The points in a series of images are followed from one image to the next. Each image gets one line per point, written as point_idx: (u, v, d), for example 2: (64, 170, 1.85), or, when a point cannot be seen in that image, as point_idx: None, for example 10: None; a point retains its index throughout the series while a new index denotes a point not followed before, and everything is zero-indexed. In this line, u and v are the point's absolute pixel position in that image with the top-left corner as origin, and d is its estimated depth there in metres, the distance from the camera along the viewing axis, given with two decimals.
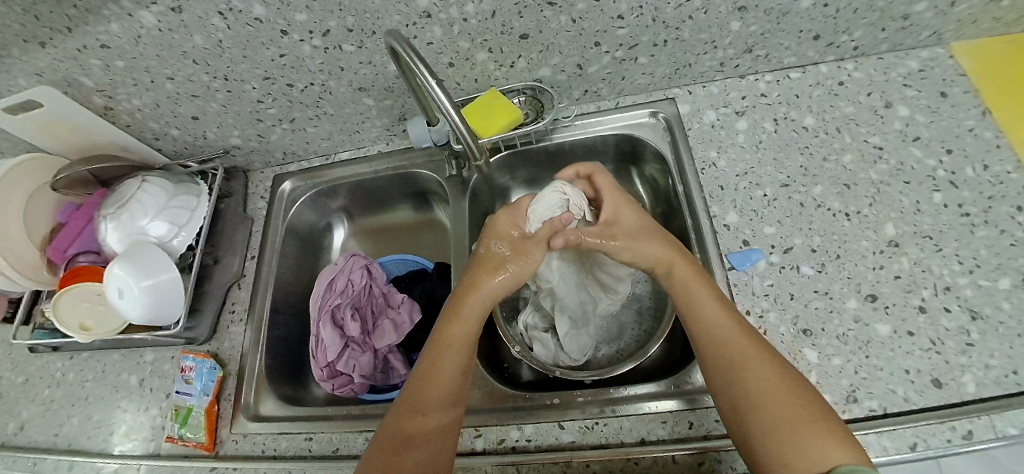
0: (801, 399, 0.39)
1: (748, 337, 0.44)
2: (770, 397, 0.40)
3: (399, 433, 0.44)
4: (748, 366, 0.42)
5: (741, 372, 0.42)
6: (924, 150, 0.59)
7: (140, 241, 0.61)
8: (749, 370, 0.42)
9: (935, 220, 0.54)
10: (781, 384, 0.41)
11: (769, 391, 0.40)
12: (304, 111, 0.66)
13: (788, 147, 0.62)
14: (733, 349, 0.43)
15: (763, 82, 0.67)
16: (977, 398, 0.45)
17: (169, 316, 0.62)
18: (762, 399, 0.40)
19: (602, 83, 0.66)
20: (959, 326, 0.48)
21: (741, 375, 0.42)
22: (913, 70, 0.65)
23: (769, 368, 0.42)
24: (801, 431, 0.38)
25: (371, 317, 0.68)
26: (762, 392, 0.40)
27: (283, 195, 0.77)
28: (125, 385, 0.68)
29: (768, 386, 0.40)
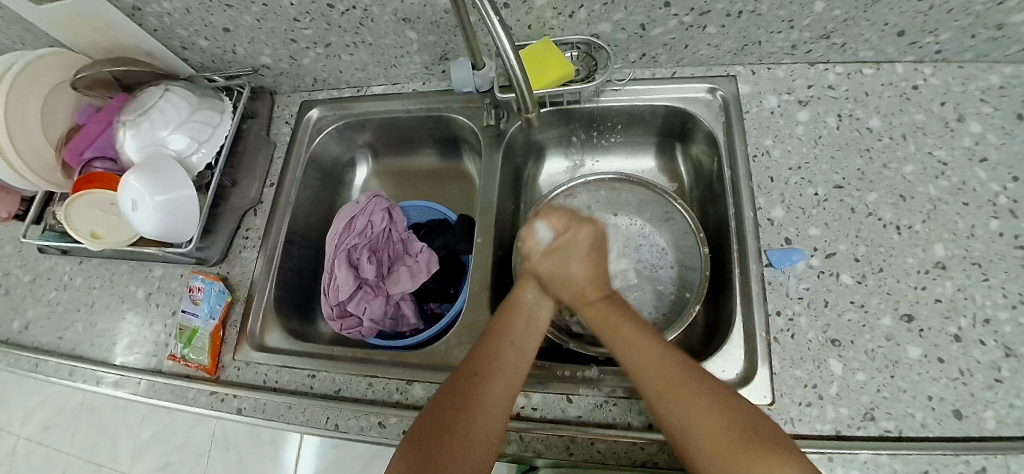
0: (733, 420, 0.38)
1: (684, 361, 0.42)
2: (713, 435, 0.37)
3: (444, 405, 0.42)
4: (678, 400, 0.39)
5: (675, 398, 0.40)
6: (989, 173, 0.54)
7: (159, 153, 0.59)
8: (679, 401, 0.39)
9: (986, 248, 0.51)
10: (710, 411, 0.38)
11: (699, 421, 0.38)
12: (341, 37, 0.62)
13: (847, 147, 0.58)
14: (663, 376, 0.41)
15: (833, 73, 0.62)
16: (994, 436, 0.43)
17: (183, 234, 0.60)
18: (693, 432, 0.38)
19: (662, 49, 0.61)
20: (990, 361, 0.46)
21: (671, 407, 0.39)
22: (993, 85, 0.58)
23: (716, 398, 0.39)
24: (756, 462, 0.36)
25: (388, 262, 0.67)
26: (696, 429, 0.38)
27: (309, 123, 0.74)
28: (132, 297, 0.68)
29: (711, 412, 0.38)
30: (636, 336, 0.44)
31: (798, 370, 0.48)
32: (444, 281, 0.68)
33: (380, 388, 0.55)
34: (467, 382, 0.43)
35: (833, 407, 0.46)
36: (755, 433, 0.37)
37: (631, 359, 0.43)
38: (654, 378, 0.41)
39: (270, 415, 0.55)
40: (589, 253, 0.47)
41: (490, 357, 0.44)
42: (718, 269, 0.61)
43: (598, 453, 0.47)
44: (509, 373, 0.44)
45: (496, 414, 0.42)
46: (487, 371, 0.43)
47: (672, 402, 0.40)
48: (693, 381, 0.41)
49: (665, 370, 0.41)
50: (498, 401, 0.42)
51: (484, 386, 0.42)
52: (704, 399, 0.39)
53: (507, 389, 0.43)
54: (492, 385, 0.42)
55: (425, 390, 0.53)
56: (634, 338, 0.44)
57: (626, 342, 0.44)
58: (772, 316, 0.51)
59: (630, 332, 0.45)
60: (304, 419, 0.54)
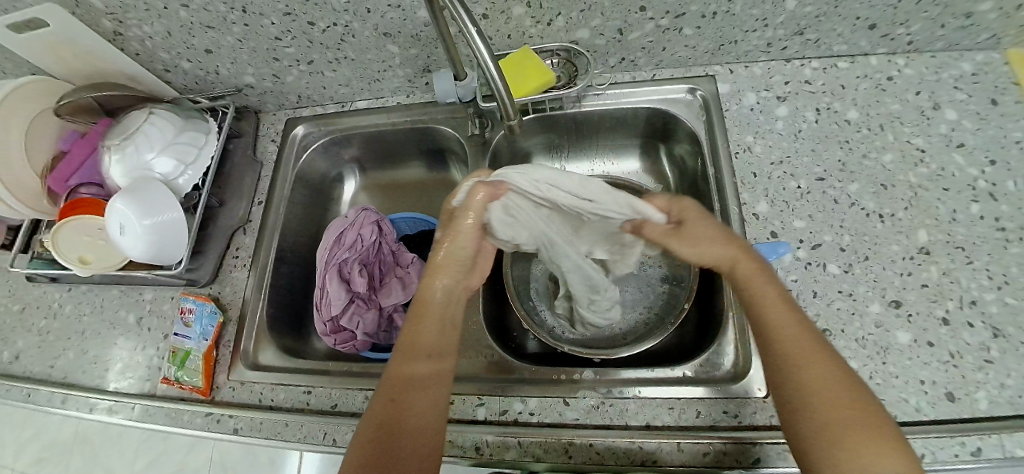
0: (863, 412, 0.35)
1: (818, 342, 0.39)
2: (830, 408, 0.35)
3: (376, 423, 0.40)
4: (818, 371, 0.37)
5: (812, 370, 0.37)
6: (966, 158, 0.55)
7: (145, 177, 0.59)
8: (816, 370, 0.37)
9: (969, 231, 0.52)
10: (840, 388, 0.36)
11: (822, 391, 0.36)
12: (324, 53, 0.63)
13: (826, 139, 0.59)
14: (801, 351, 0.38)
15: (809, 68, 0.63)
16: (988, 416, 0.44)
17: (172, 257, 0.60)
18: (821, 405, 0.36)
19: (640, 52, 0.62)
20: (979, 342, 0.47)
21: (796, 373, 0.38)
22: (965, 73, 0.60)
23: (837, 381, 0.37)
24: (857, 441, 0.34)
25: (379, 275, 0.67)
26: (825, 398, 0.36)
27: (295, 141, 0.74)
28: (123, 322, 0.67)
29: (844, 388, 0.36)
30: (780, 304, 0.41)
31: None
32: None
33: None
34: (389, 409, 0.41)
35: None
36: (870, 415, 0.35)
37: (771, 327, 0.41)
38: (797, 350, 0.39)
39: (267, 434, 0.55)
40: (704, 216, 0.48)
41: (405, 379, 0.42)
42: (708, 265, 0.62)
43: (597, 454, 0.47)
44: (428, 382, 0.43)
45: (430, 426, 0.41)
46: (404, 387, 0.42)
47: (801, 374, 0.37)
48: (834, 360, 0.38)
49: (813, 353, 0.38)
50: (424, 414, 0.41)
51: (406, 404, 0.41)
52: (834, 371, 0.37)
53: (435, 397, 0.42)
54: (413, 399, 0.41)
55: None
56: (778, 303, 0.41)
57: (775, 314, 0.41)
58: None
59: (774, 296, 0.42)
60: (301, 437, 0.54)
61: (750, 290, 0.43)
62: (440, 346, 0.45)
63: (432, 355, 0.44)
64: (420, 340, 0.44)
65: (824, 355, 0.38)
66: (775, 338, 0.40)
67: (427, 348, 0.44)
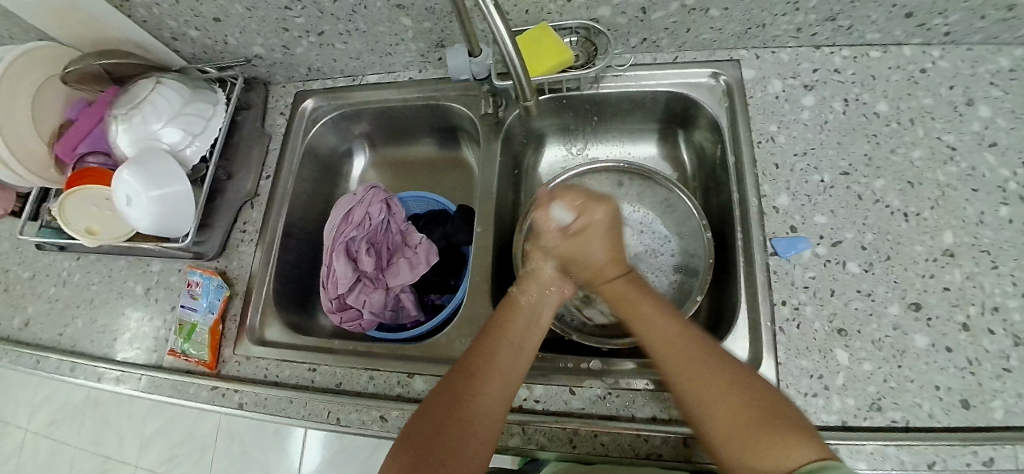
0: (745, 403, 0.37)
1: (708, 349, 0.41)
2: (726, 407, 0.37)
3: (440, 401, 0.42)
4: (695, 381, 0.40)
5: (689, 375, 0.40)
6: (999, 158, 0.53)
7: (151, 147, 0.58)
8: (690, 368, 0.40)
9: (996, 234, 0.50)
10: (723, 392, 0.38)
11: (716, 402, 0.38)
12: (334, 24, 0.61)
13: (853, 132, 0.57)
14: (681, 354, 0.41)
15: (839, 56, 0.61)
16: (1003, 425, 0.43)
17: (177, 229, 0.60)
18: (710, 407, 0.38)
19: (663, 33, 0.60)
20: (1000, 350, 0.45)
21: (687, 384, 0.40)
22: (1004, 68, 0.57)
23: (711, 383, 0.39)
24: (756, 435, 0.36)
25: (387, 254, 0.66)
26: (709, 402, 0.38)
27: (305, 113, 0.73)
28: (131, 293, 0.67)
29: (721, 390, 0.38)
30: (653, 310, 0.45)
31: (803, 360, 0.48)
32: (445, 272, 0.67)
33: (381, 382, 0.54)
34: (450, 393, 0.42)
35: (839, 397, 0.46)
36: (771, 406, 0.37)
37: (649, 335, 0.44)
38: (681, 359, 0.41)
39: (271, 410, 0.55)
40: (605, 235, 0.47)
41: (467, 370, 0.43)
42: (722, 257, 0.61)
43: (601, 445, 0.46)
44: (501, 375, 0.43)
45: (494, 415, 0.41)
46: (480, 369, 0.43)
47: (688, 380, 0.40)
48: (712, 357, 0.41)
49: (680, 343, 0.42)
50: (491, 406, 0.41)
51: (476, 390, 0.41)
52: (723, 379, 0.39)
53: (500, 388, 0.43)
54: (484, 386, 0.42)
55: (426, 383, 0.53)
56: (651, 313, 0.45)
57: (651, 331, 0.44)
58: (777, 306, 0.50)
59: (648, 308, 0.45)
60: (305, 414, 0.54)
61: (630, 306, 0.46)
62: (524, 337, 0.47)
63: (513, 346, 0.45)
64: (497, 334, 0.45)
65: (704, 360, 0.40)
66: (655, 346, 0.43)
67: (510, 339, 0.46)
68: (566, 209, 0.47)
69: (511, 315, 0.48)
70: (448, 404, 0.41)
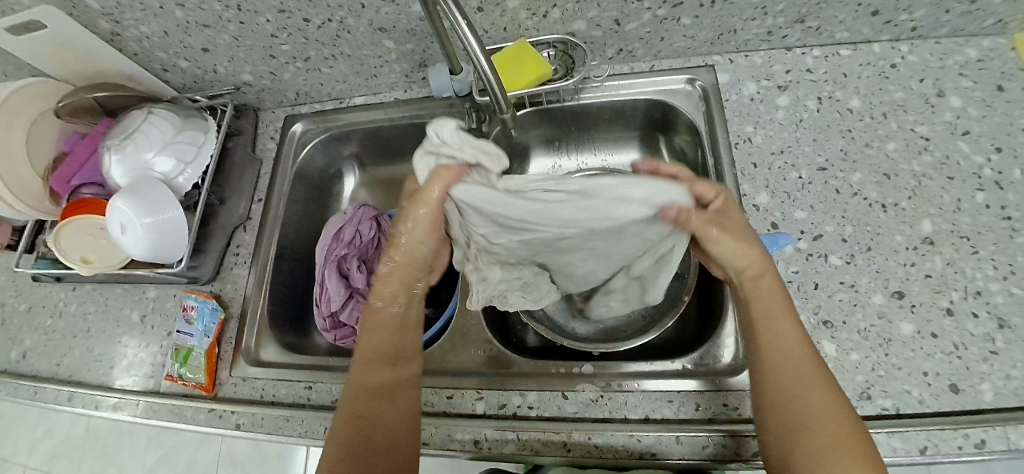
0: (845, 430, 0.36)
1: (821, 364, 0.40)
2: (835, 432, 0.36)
3: (351, 430, 0.42)
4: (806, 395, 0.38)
5: (801, 397, 0.38)
6: (972, 146, 0.54)
7: (145, 176, 0.59)
8: (816, 395, 0.38)
9: (974, 220, 0.51)
10: (836, 411, 0.37)
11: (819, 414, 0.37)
12: (319, 50, 0.63)
13: (828, 128, 0.58)
14: (794, 373, 0.39)
15: (810, 56, 0.62)
16: (993, 408, 0.43)
17: (172, 255, 0.60)
18: (824, 433, 0.36)
19: (638, 43, 0.62)
20: (985, 333, 0.46)
21: (804, 400, 0.38)
22: (971, 59, 0.58)
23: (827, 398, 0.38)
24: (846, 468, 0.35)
25: (378, 270, 0.67)
26: (816, 420, 0.37)
27: (294, 137, 0.75)
28: (128, 320, 0.68)
29: (833, 419, 0.37)
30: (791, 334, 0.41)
31: None
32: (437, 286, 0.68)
33: None
34: (350, 404, 0.43)
35: None
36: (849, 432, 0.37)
37: (779, 347, 0.41)
38: (801, 380, 0.39)
39: (269, 429, 0.55)
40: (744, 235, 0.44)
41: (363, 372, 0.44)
42: (708, 256, 0.62)
43: (596, 448, 0.47)
44: (393, 389, 0.44)
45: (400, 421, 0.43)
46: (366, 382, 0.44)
47: (801, 394, 0.38)
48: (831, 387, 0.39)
49: (804, 367, 0.39)
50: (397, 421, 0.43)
51: (367, 406, 0.43)
52: (837, 410, 0.37)
53: (409, 396, 0.45)
54: (380, 393, 0.43)
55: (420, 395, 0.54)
56: (784, 327, 0.41)
57: (779, 345, 0.41)
58: None
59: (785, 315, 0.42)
60: (303, 431, 0.54)
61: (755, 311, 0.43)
62: (398, 345, 0.46)
63: (397, 356, 0.46)
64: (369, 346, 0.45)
65: (824, 383, 0.39)
66: (780, 360, 0.40)
67: (388, 349, 0.46)
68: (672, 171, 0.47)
69: (375, 325, 0.46)
70: (356, 429, 0.42)
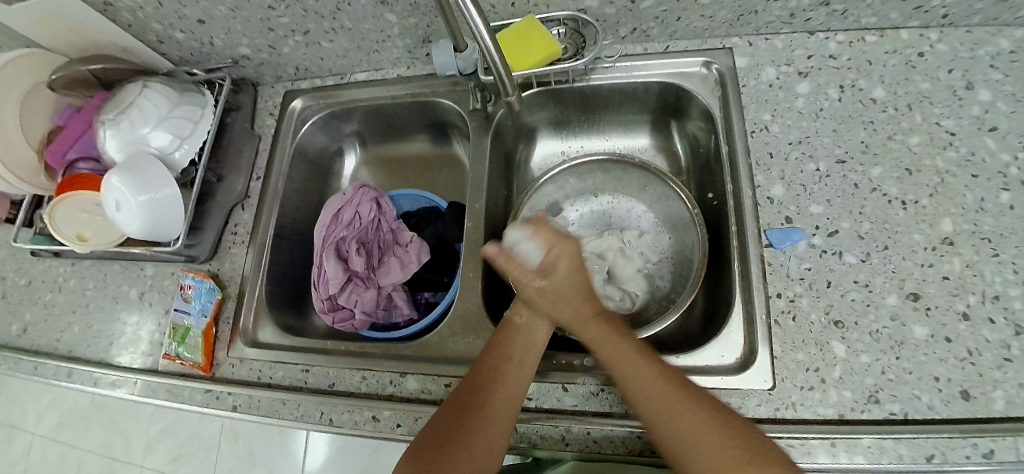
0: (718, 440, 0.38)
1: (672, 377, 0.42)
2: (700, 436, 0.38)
3: (440, 433, 0.42)
4: (669, 411, 0.40)
5: (660, 413, 0.40)
6: (999, 142, 0.51)
7: (141, 152, 0.58)
8: (663, 400, 0.41)
9: (996, 222, 0.48)
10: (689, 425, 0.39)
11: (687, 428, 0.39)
12: (319, 22, 0.60)
13: (850, 119, 0.55)
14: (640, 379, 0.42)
15: (834, 42, 0.59)
16: (1003, 416, 0.42)
17: (168, 233, 0.59)
18: (697, 440, 0.38)
19: (653, 22, 0.59)
20: (1001, 339, 0.44)
21: (655, 417, 0.41)
22: (1004, 50, 0.55)
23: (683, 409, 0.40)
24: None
25: (378, 253, 0.65)
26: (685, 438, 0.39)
27: (293, 114, 0.73)
28: (126, 297, 0.67)
29: (695, 422, 0.39)
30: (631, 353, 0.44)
31: (799, 354, 0.47)
32: (438, 270, 0.67)
33: (374, 382, 0.54)
34: (500, 404, 0.43)
35: (836, 390, 0.45)
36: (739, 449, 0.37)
37: (624, 371, 0.43)
38: (651, 391, 0.41)
39: (265, 412, 0.55)
40: (574, 294, 0.48)
41: (519, 380, 0.45)
42: (718, 248, 0.60)
43: (594, 442, 0.46)
44: (503, 399, 0.43)
45: (499, 427, 0.42)
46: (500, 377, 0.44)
47: (664, 411, 0.40)
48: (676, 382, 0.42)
49: (637, 368, 0.43)
50: (493, 430, 0.42)
51: (489, 408, 0.43)
52: (704, 414, 0.39)
53: (503, 411, 0.43)
54: (502, 391, 0.44)
55: (418, 382, 0.53)
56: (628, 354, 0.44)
57: (626, 366, 0.43)
58: (772, 298, 0.50)
59: (623, 347, 0.45)
60: (299, 415, 0.54)
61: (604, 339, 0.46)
62: (521, 359, 0.46)
63: (516, 371, 0.45)
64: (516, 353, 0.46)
65: (671, 390, 0.41)
66: (623, 374, 0.44)
67: (515, 362, 0.46)
68: (536, 244, 0.48)
69: (512, 338, 0.48)
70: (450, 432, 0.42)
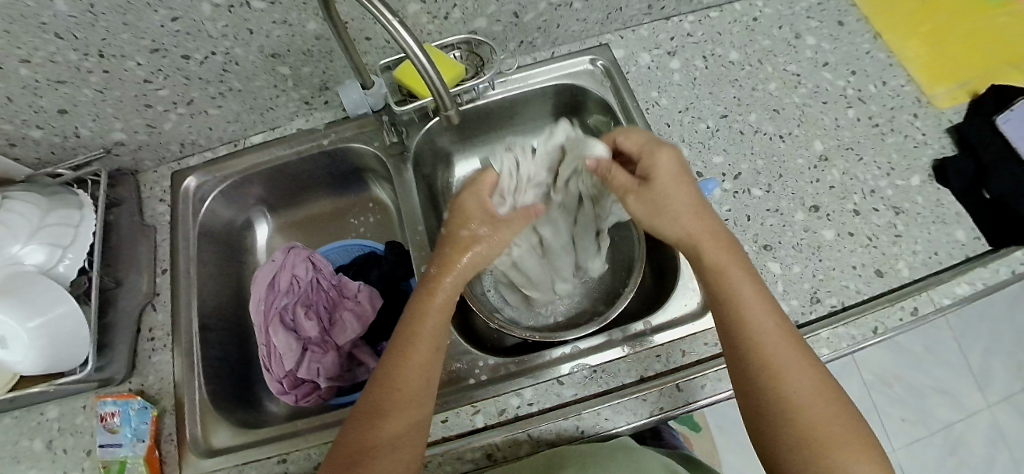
0: (826, 404, 0.37)
1: (796, 346, 0.39)
2: (821, 413, 0.36)
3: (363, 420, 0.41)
4: (801, 379, 0.37)
5: (791, 383, 0.37)
6: (833, 73, 0.63)
7: (15, 273, 0.50)
8: (801, 387, 0.37)
9: (852, 133, 0.59)
10: (815, 391, 0.37)
11: (803, 396, 0.37)
12: (203, 88, 0.57)
13: (720, 81, 0.65)
14: (798, 388, 0.37)
15: (687, 23, 0.69)
16: (912, 280, 0.50)
17: (74, 359, 0.51)
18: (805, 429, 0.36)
19: (537, 33, 0.65)
20: (887, 221, 0.54)
21: (789, 400, 0.37)
22: (813, 3, 0.68)
23: (813, 383, 0.37)
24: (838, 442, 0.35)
25: (326, 313, 0.60)
26: (800, 415, 0.36)
27: (188, 193, 0.66)
28: (26, 453, 0.55)
29: (814, 399, 0.37)
30: (767, 314, 0.40)
31: None
32: (393, 314, 0.64)
33: None
34: (402, 394, 0.41)
35: (785, 302, 0.51)
36: (841, 419, 0.36)
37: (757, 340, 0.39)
38: (781, 358, 0.38)
39: None
40: (691, 193, 0.44)
41: (421, 369, 0.42)
42: None
43: (607, 420, 0.48)
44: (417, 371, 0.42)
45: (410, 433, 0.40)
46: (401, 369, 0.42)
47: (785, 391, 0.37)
48: (816, 375, 0.38)
49: (801, 375, 0.38)
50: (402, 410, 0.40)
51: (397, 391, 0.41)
52: (818, 384, 0.38)
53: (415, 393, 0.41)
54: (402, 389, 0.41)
55: None
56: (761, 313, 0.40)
57: (769, 348, 0.38)
58: None
59: (771, 327, 0.39)
60: None
61: (741, 306, 0.40)
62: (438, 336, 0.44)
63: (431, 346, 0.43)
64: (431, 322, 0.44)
65: (807, 369, 0.38)
66: (763, 355, 0.38)
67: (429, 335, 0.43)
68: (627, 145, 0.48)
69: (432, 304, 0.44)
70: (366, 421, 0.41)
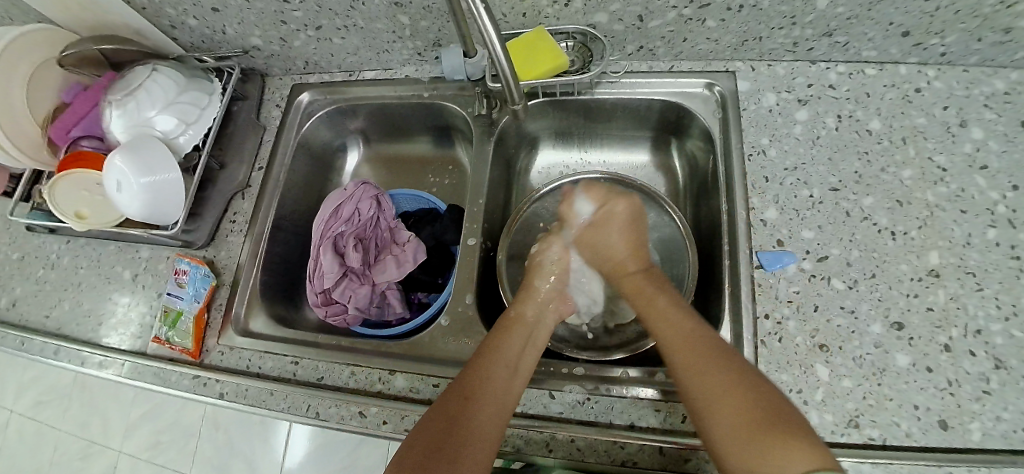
0: (743, 400, 0.39)
1: (712, 342, 0.44)
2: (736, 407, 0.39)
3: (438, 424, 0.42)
4: (700, 373, 0.42)
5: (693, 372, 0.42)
6: (988, 180, 0.52)
7: (145, 134, 0.58)
8: (704, 370, 0.42)
9: (982, 257, 0.49)
10: (729, 389, 0.40)
11: (715, 384, 0.40)
12: (332, 19, 0.61)
13: (845, 149, 0.57)
14: (704, 382, 0.41)
15: (834, 72, 0.61)
16: (980, 448, 0.43)
17: (166, 218, 0.60)
18: (718, 416, 0.39)
19: (659, 42, 0.60)
20: (981, 372, 0.45)
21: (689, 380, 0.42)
22: (998, 91, 0.56)
23: (721, 376, 0.41)
24: (761, 436, 0.36)
25: (374, 250, 0.66)
26: (712, 398, 0.40)
27: (299, 107, 0.73)
28: (118, 278, 0.67)
29: (721, 389, 0.40)
30: (680, 319, 0.47)
31: (784, 375, 0.48)
32: (433, 271, 0.67)
33: (362, 378, 0.55)
34: (484, 404, 0.43)
35: (817, 413, 0.46)
36: (775, 420, 0.37)
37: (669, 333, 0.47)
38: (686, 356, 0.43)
39: (252, 401, 0.55)
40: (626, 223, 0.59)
41: (506, 381, 0.46)
42: (708, 265, 0.62)
43: (578, 450, 0.47)
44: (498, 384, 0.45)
45: (486, 441, 0.42)
46: (475, 392, 0.44)
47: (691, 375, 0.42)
48: (722, 366, 0.41)
49: (700, 368, 0.42)
50: (484, 415, 0.43)
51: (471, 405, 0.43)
52: (731, 376, 0.40)
53: (490, 411, 0.43)
54: (477, 409, 0.43)
55: (405, 380, 0.53)
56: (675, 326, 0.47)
57: (685, 357, 0.43)
58: (760, 320, 0.50)
59: (684, 331, 0.46)
60: (285, 407, 0.54)
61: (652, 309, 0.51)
62: (517, 362, 0.48)
63: (506, 366, 0.47)
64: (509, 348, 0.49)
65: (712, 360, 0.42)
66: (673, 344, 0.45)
67: (503, 358, 0.48)
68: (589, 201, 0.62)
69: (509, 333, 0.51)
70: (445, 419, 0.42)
